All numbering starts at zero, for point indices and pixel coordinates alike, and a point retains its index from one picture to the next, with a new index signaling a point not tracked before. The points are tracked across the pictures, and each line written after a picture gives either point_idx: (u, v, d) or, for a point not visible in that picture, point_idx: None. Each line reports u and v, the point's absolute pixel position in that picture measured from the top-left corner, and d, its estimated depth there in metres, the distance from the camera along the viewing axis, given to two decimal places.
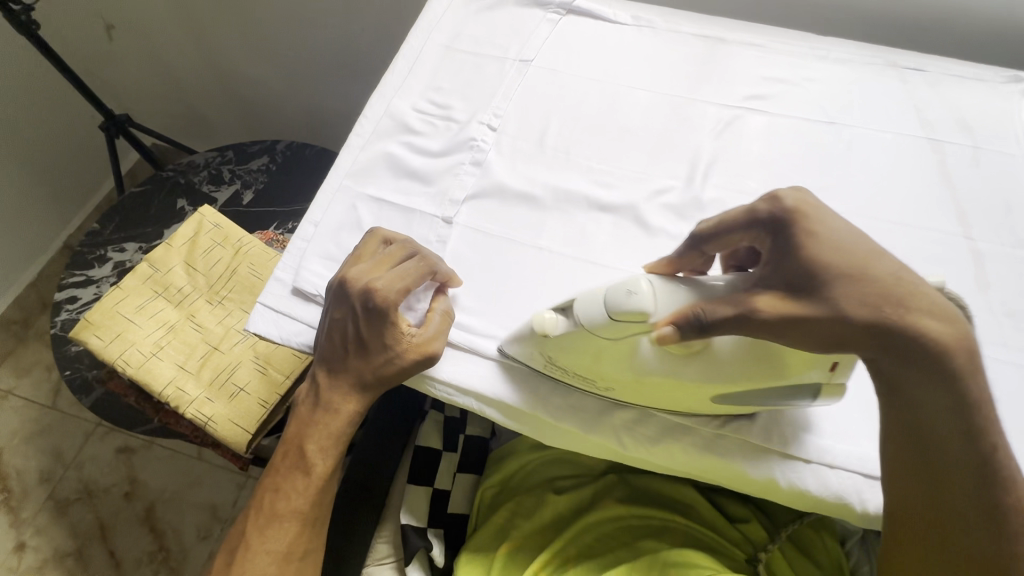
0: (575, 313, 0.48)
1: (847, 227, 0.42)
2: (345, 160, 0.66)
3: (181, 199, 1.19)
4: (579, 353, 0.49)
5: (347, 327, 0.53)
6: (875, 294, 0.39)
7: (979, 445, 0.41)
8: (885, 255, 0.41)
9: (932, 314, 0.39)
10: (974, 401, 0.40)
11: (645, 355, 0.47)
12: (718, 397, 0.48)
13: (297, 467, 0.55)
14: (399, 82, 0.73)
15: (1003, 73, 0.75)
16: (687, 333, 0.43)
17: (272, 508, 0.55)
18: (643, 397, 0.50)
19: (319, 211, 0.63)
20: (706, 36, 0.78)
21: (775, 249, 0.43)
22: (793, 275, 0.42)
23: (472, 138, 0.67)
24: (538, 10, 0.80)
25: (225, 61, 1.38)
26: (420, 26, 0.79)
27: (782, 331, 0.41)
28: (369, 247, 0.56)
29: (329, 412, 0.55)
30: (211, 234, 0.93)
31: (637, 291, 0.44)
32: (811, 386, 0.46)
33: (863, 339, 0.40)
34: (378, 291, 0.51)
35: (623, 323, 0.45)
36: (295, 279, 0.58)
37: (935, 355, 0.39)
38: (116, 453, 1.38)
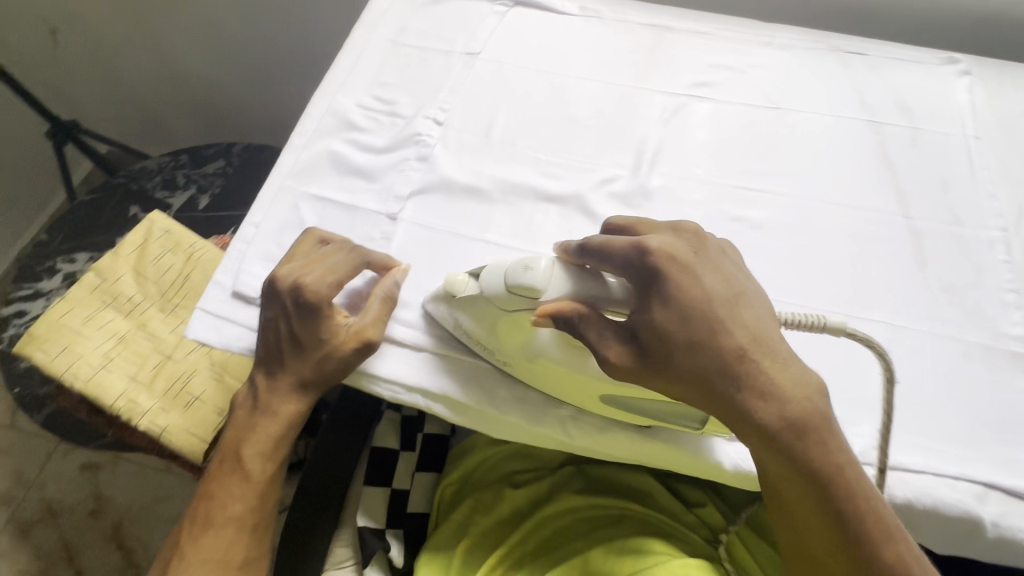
0: (484, 281, 0.50)
1: (710, 288, 0.44)
2: (287, 159, 0.65)
3: (134, 206, 1.16)
4: (487, 325, 0.51)
5: (278, 327, 0.53)
6: (709, 366, 0.42)
7: (824, 506, 0.42)
8: (731, 329, 0.43)
9: (762, 392, 0.42)
10: (815, 473, 0.42)
11: (541, 338, 0.49)
12: (607, 396, 0.49)
13: (234, 473, 0.55)
14: (343, 78, 0.72)
15: (940, 54, 0.76)
16: (562, 325, 0.46)
17: (207, 516, 0.54)
18: (535, 378, 0.52)
19: (260, 212, 0.61)
20: (653, 25, 0.78)
21: (641, 298, 0.44)
22: (648, 330, 0.44)
23: (417, 133, 0.66)
24: (485, 2, 0.79)
25: (176, 62, 1.34)
26: (365, 21, 0.78)
27: (630, 374, 0.44)
28: (302, 246, 0.56)
29: (267, 415, 0.55)
30: (161, 240, 0.91)
31: (534, 270, 0.47)
32: (697, 410, 0.47)
33: (692, 397, 0.43)
34: (308, 286, 0.51)
35: (518, 298, 0.48)
36: (236, 282, 0.57)
37: (757, 428, 0.42)
38: (80, 470, 1.34)
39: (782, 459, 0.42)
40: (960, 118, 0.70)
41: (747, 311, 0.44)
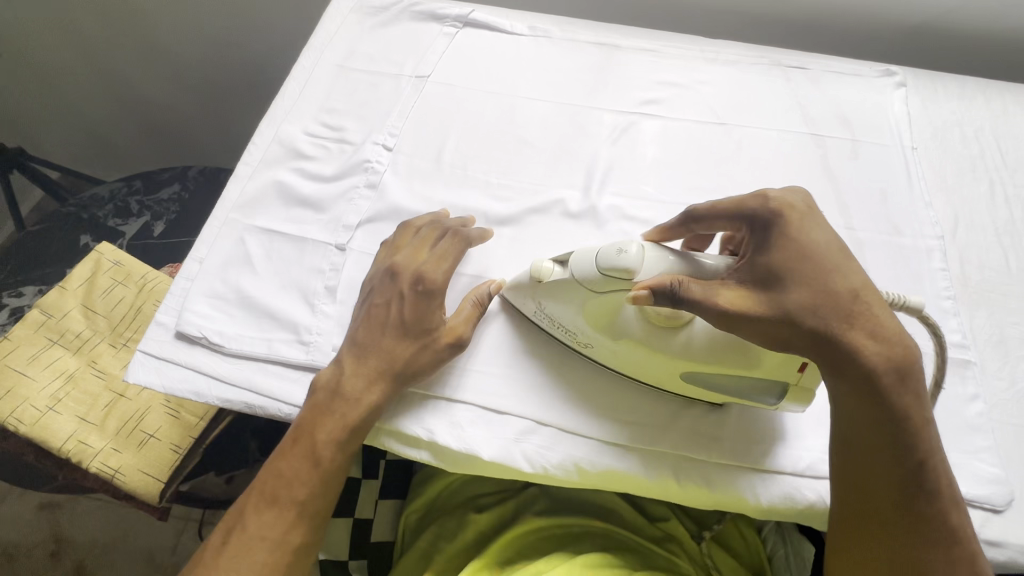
0: (574, 266, 0.49)
1: (828, 239, 0.44)
2: (232, 191, 0.63)
3: (84, 235, 1.12)
4: (569, 307, 0.51)
5: (390, 306, 0.53)
6: (828, 306, 0.42)
7: (906, 454, 0.42)
8: (847, 274, 0.43)
9: (871, 333, 0.42)
10: (908, 420, 0.42)
11: (626, 317, 0.49)
12: (686, 372, 0.49)
13: (304, 455, 0.50)
14: (290, 106, 0.71)
15: (877, 67, 0.79)
16: (662, 300, 0.44)
17: (272, 492, 0.50)
18: (617, 362, 0.52)
19: (205, 247, 0.60)
20: (601, 43, 0.79)
21: (757, 246, 0.45)
22: (759, 273, 0.44)
23: (366, 160, 0.66)
24: (434, 24, 0.79)
25: (127, 84, 1.31)
26: (312, 46, 0.77)
27: (733, 321, 0.43)
28: (404, 236, 0.57)
29: (349, 399, 0.50)
30: (110, 272, 0.88)
31: (628, 252, 0.46)
32: (779, 384, 0.48)
33: (798, 341, 0.43)
34: (426, 274, 0.53)
35: (612, 280, 0.47)
36: (178, 322, 0.55)
37: (866, 367, 0.41)
38: (38, 510, 1.29)
39: (881, 405, 0.42)
40: (898, 130, 0.73)
41: (853, 259, 0.44)
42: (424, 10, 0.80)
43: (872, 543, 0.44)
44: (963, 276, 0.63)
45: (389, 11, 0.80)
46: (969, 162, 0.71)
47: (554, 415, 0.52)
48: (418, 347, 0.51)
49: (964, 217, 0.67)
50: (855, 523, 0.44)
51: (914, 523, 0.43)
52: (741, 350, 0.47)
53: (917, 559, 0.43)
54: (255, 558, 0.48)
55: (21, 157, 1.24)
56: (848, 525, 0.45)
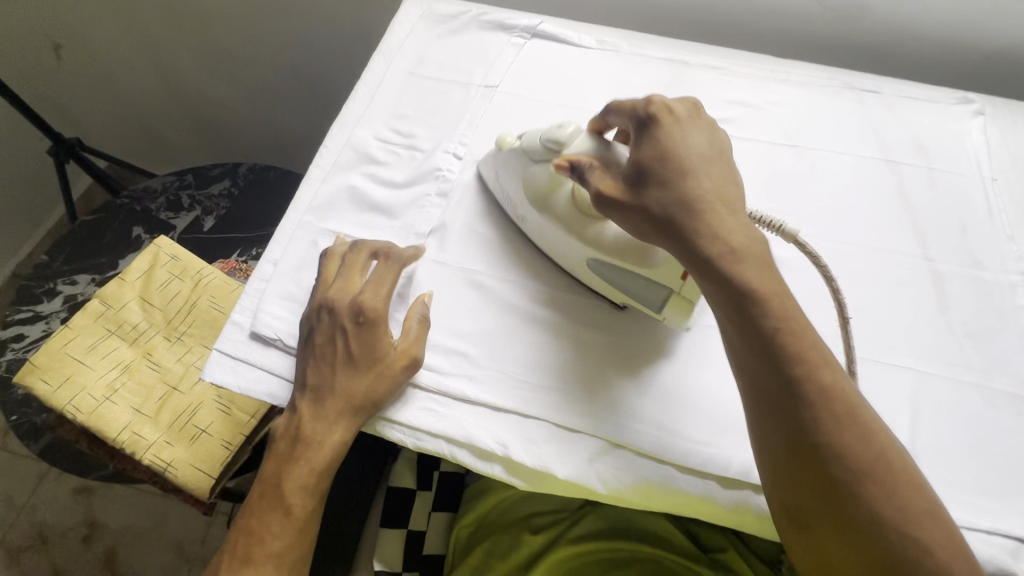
0: (524, 137, 0.59)
1: (693, 142, 0.49)
2: (305, 193, 0.63)
3: (137, 227, 1.14)
4: (516, 131, 0.59)
5: (334, 342, 0.52)
6: (674, 200, 0.46)
7: (765, 324, 0.43)
8: (699, 177, 0.47)
9: (718, 217, 0.46)
10: (755, 294, 0.43)
11: (560, 195, 0.56)
12: (591, 261, 0.54)
13: (274, 505, 0.52)
14: (361, 110, 0.71)
15: (954, 93, 0.77)
16: (574, 172, 0.52)
17: (245, 551, 0.51)
18: (547, 245, 0.58)
19: (278, 248, 0.60)
20: (670, 59, 0.79)
21: (636, 146, 0.50)
22: (632, 170, 0.49)
23: (437, 168, 0.66)
24: (502, 34, 0.80)
25: (182, 81, 1.33)
26: (382, 52, 0.77)
27: (611, 206, 0.49)
28: (332, 267, 0.56)
29: (312, 444, 0.52)
30: (168, 266, 0.89)
31: (563, 127, 0.55)
32: (665, 290, 0.51)
33: (652, 230, 0.47)
34: (366, 303, 0.53)
35: (547, 150, 0.56)
36: (253, 323, 0.55)
37: (707, 245, 0.45)
38: (74, 494, 1.31)
39: (721, 286, 0.44)
40: (976, 159, 0.71)
41: (716, 168, 0.48)
42: (492, 20, 0.80)
43: (766, 432, 0.43)
44: None
45: (457, 20, 0.80)
46: None
47: (631, 438, 0.50)
48: (373, 377, 0.51)
49: None
50: (753, 410, 0.44)
51: (789, 398, 0.42)
52: (641, 251, 0.51)
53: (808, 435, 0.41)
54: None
55: (78, 148, 1.28)
56: (759, 418, 0.43)
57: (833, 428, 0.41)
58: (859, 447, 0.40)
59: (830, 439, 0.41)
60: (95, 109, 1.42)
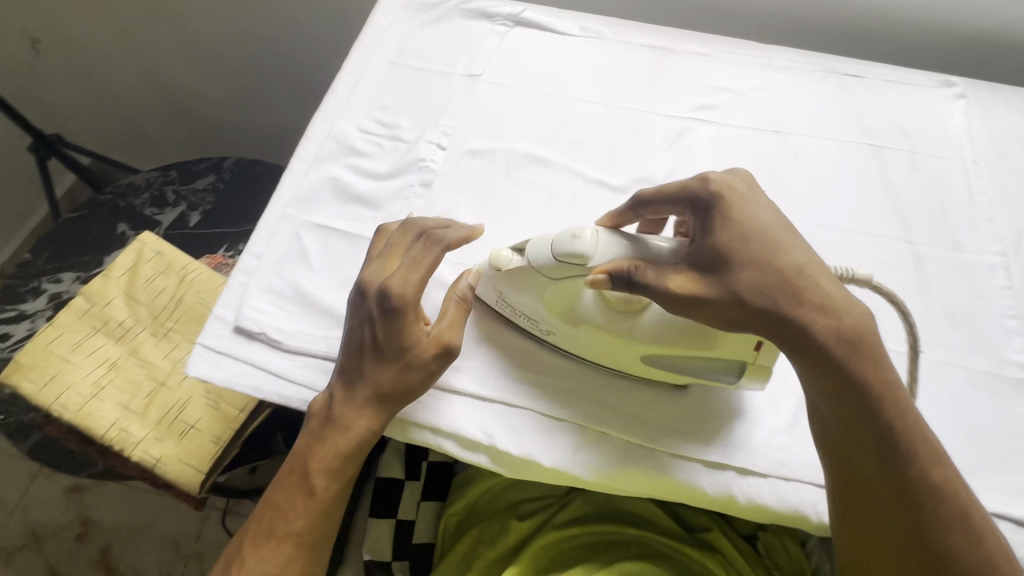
0: (527, 255, 0.51)
1: (766, 217, 0.46)
2: (287, 186, 0.63)
3: (122, 223, 1.13)
4: (526, 290, 0.52)
5: (366, 331, 0.50)
6: (770, 284, 0.43)
7: (877, 416, 0.42)
8: (791, 250, 0.44)
9: (822, 306, 0.43)
10: (867, 384, 0.42)
11: (587, 304, 0.50)
12: (649, 357, 0.50)
13: (298, 484, 0.50)
14: (343, 102, 0.70)
15: (936, 77, 0.77)
16: (620, 284, 0.47)
17: (269, 526, 0.50)
18: (580, 348, 0.52)
19: (261, 242, 0.59)
20: (654, 46, 0.78)
21: (703, 223, 0.47)
22: (706, 253, 0.46)
23: (420, 158, 0.65)
24: (486, 23, 0.79)
25: (164, 74, 1.31)
26: (364, 42, 0.76)
27: (686, 304, 0.45)
28: (382, 243, 0.55)
29: (339, 427, 0.50)
30: (152, 262, 0.88)
31: (579, 237, 0.48)
32: (737, 363, 0.49)
33: (747, 316, 0.44)
34: (393, 288, 0.49)
35: (566, 267, 0.49)
36: (237, 317, 0.54)
37: (814, 338, 0.42)
38: (66, 492, 1.31)
39: (843, 381, 0.42)
40: (957, 142, 0.71)
41: (799, 240, 0.46)
42: (475, 8, 0.80)
43: (853, 507, 0.44)
44: None
45: (439, 9, 0.80)
46: None
47: (615, 423, 0.51)
48: (402, 365, 0.49)
49: None
50: (848, 493, 0.44)
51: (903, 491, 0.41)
52: (700, 333, 0.48)
53: (914, 525, 0.41)
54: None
55: (59, 144, 1.26)
56: (853, 499, 0.44)
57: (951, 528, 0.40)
58: (971, 548, 0.40)
59: (943, 534, 0.40)
60: (75, 104, 1.40)
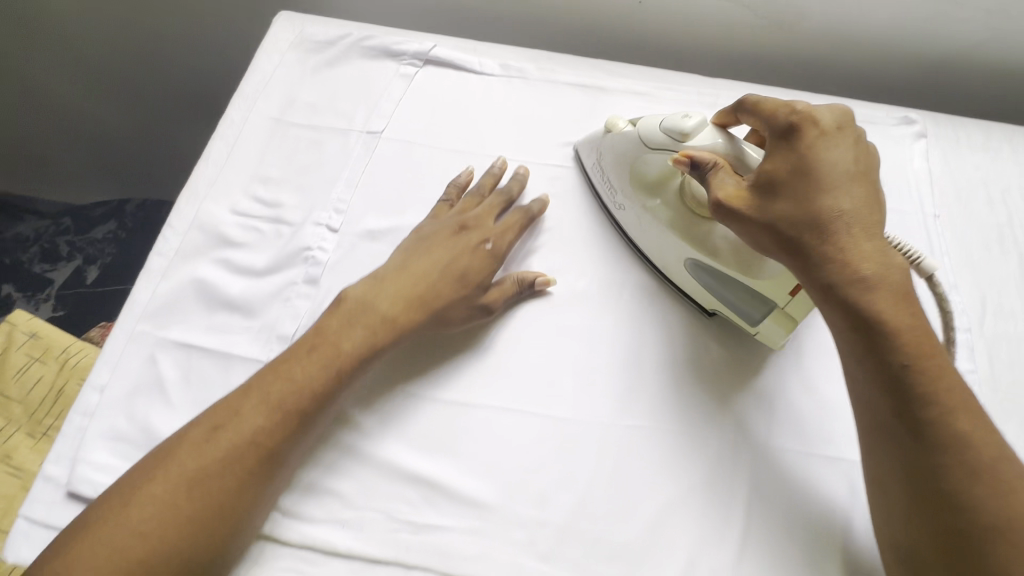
0: (639, 123, 0.56)
1: (834, 161, 0.45)
2: (141, 293, 0.52)
3: (7, 284, 0.99)
4: (622, 157, 0.57)
5: (453, 236, 0.54)
6: (802, 218, 0.44)
7: (892, 358, 0.41)
8: (839, 195, 0.44)
9: (845, 245, 0.43)
10: (888, 321, 0.41)
11: (671, 185, 0.55)
12: (691, 264, 0.53)
13: (322, 359, 0.47)
14: (215, 174, 0.59)
15: (895, 112, 0.70)
16: (693, 172, 0.49)
17: (276, 392, 0.45)
18: (639, 233, 0.57)
19: (107, 369, 0.49)
20: (585, 85, 0.69)
21: (770, 154, 0.47)
22: (762, 178, 0.46)
23: (306, 247, 0.55)
24: (390, 62, 0.68)
25: None
26: (245, 94, 0.65)
27: (726, 215, 0.47)
28: (489, 181, 0.59)
29: (386, 318, 0.49)
30: (25, 347, 0.77)
31: (689, 117, 0.51)
32: (771, 302, 0.51)
33: (769, 241, 0.45)
34: (494, 232, 0.55)
35: (665, 139, 0.52)
36: (69, 479, 0.44)
37: (829, 270, 0.43)
38: None
39: (841, 306, 0.42)
40: (917, 191, 0.64)
41: (857, 188, 0.45)
42: (376, 45, 0.68)
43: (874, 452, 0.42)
44: (995, 374, 0.55)
45: (334, 47, 0.68)
46: (997, 232, 0.63)
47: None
48: (462, 292, 0.52)
49: (993, 300, 0.59)
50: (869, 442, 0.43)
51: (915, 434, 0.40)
52: (745, 260, 0.50)
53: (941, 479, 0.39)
54: (241, 460, 0.42)
55: None
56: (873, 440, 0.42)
57: (969, 475, 0.38)
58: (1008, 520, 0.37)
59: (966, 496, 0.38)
60: None
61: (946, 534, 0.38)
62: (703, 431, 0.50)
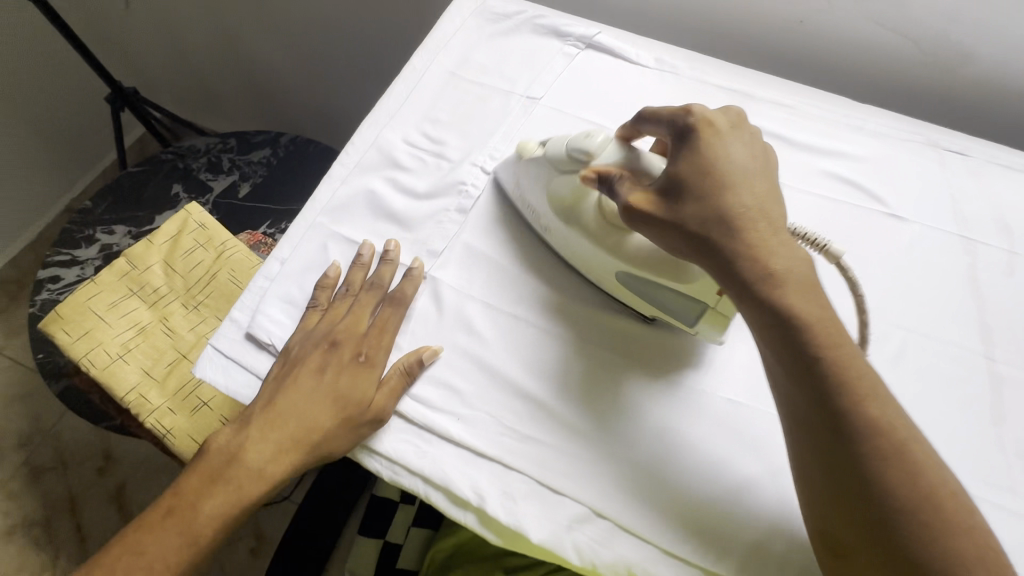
0: (547, 149, 0.57)
1: (724, 152, 0.47)
2: (323, 191, 0.61)
3: (177, 184, 1.16)
4: (540, 183, 0.58)
5: (319, 373, 0.52)
6: (709, 216, 0.45)
7: (812, 371, 0.42)
8: (738, 191, 0.46)
9: (755, 235, 0.45)
10: (797, 321, 0.42)
11: (586, 205, 0.55)
12: (622, 276, 0.53)
13: (180, 531, 0.49)
14: (395, 108, 0.68)
15: None
16: (602, 187, 0.51)
17: (134, 573, 0.49)
18: (571, 254, 0.57)
19: (288, 246, 0.58)
20: (733, 90, 0.72)
21: (671, 158, 0.49)
22: (667, 185, 0.47)
23: (462, 182, 0.63)
24: (556, 41, 0.75)
25: (238, 42, 1.33)
26: (428, 46, 0.74)
27: (646, 220, 0.48)
28: (360, 275, 0.57)
29: (242, 470, 0.50)
30: (194, 233, 0.89)
31: (591, 136, 0.53)
32: (700, 305, 0.51)
33: (685, 247, 0.46)
34: (366, 351, 0.53)
35: (572, 159, 0.54)
36: (250, 324, 0.54)
37: (746, 265, 0.44)
38: (94, 426, 1.39)
39: (757, 302, 0.43)
40: None
41: (759, 181, 0.47)
42: (547, 24, 0.76)
43: (801, 469, 0.43)
44: None
45: (510, 20, 0.76)
46: None
47: (619, 505, 0.48)
48: (341, 421, 0.50)
49: None
50: (799, 472, 0.43)
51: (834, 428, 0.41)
52: (675, 265, 0.50)
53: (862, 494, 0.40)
54: None
55: (134, 98, 1.32)
56: (802, 461, 0.43)
57: (880, 456, 0.40)
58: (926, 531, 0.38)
59: (889, 500, 0.39)
60: (158, 59, 1.45)
61: (862, 521, 0.40)
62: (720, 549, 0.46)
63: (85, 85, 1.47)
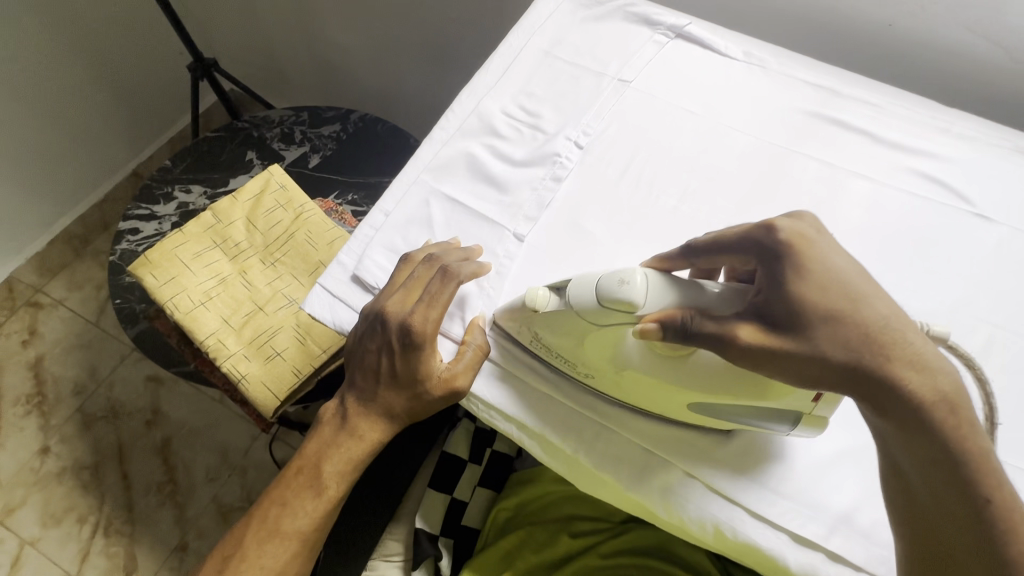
0: (569, 295, 0.50)
1: (839, 263, 0.45)
2: (425, 153, 0.65)
3: (251, 151, 1.21)
4: (568, 334, 0.51)
5: (380, 354, 0.55)
6: (858, 340, 0.42)
7: (977, 510, 0.38)
8: (877, 302, 0.43)
9: (915, 363, 0.41)
10: (965, 458, 0.38)
11: (628, 351, 0.50)
12: (696, 405, 0.50)
13: (309, 484, 0.58)
14: (492, 81, 0.71)
15: None
16: (670, 335, 0.46)
17: (275, 525, 0.57)
18: (622, 393, 0.52)
19: (392, 200, 0.62)
20: (820, 86, 0.73)
21: (771, 279, 0.45)
22: (780, 317, 0.44)
23: (557, 153, 0.65)
24: (646, 29, 0.77)
25: (313, 21, 1.37)
26: (524, 26, 0.76)
27: (756, 360, 0.44)
28: (420, 254, 0.57)
29: (352, 437, 0.57)
30: (275, 194, 0.94)
31: (631, 283, 0.47)
32: (794, 413, 0.48)
33: (830, 375, 0.42)
34: (415, 325, 0.53)
35: (611, 312, 0.48)
36: (357, 267, 0.59)
37: (910, 400, 0.40)
38: (144, 380, 1.44)
39: (922, 437, 0.39)
40: None
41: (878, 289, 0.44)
42: (639, 12, 0.78)
43: None
44: None
45: (603, 7, 0.78)
46: None
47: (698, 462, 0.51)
48: (412, 396, 0.55)
49: None
50: None
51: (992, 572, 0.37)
52: (758, 387, 0.46)
53: None
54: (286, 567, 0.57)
55: (212, 68, 1.38)
56: None
57: None
58: None
59: None
60: (234, 34, 1.52)
61: None
62: (772, 528, 0.49)
63: (162, 51, 1.55)
